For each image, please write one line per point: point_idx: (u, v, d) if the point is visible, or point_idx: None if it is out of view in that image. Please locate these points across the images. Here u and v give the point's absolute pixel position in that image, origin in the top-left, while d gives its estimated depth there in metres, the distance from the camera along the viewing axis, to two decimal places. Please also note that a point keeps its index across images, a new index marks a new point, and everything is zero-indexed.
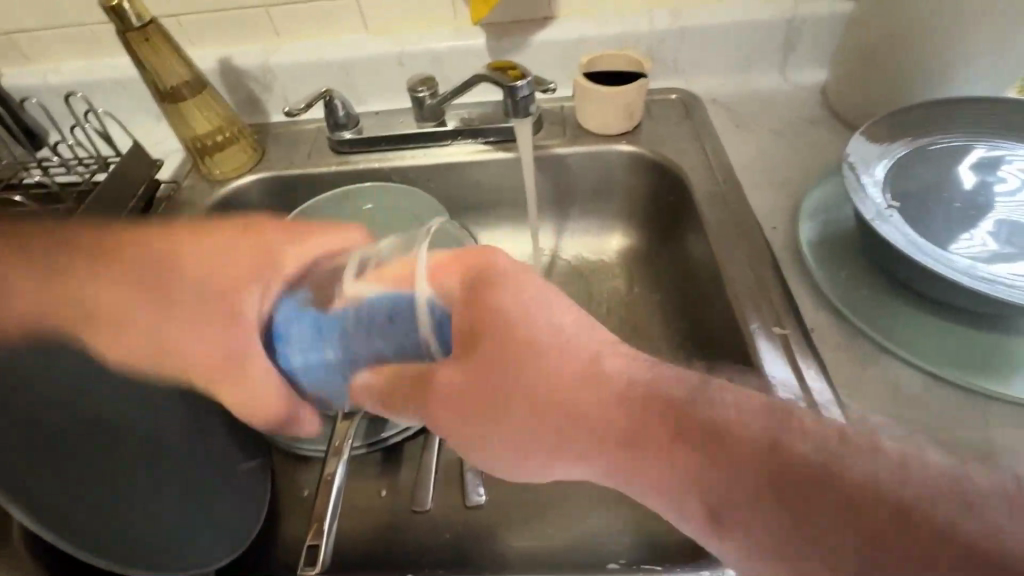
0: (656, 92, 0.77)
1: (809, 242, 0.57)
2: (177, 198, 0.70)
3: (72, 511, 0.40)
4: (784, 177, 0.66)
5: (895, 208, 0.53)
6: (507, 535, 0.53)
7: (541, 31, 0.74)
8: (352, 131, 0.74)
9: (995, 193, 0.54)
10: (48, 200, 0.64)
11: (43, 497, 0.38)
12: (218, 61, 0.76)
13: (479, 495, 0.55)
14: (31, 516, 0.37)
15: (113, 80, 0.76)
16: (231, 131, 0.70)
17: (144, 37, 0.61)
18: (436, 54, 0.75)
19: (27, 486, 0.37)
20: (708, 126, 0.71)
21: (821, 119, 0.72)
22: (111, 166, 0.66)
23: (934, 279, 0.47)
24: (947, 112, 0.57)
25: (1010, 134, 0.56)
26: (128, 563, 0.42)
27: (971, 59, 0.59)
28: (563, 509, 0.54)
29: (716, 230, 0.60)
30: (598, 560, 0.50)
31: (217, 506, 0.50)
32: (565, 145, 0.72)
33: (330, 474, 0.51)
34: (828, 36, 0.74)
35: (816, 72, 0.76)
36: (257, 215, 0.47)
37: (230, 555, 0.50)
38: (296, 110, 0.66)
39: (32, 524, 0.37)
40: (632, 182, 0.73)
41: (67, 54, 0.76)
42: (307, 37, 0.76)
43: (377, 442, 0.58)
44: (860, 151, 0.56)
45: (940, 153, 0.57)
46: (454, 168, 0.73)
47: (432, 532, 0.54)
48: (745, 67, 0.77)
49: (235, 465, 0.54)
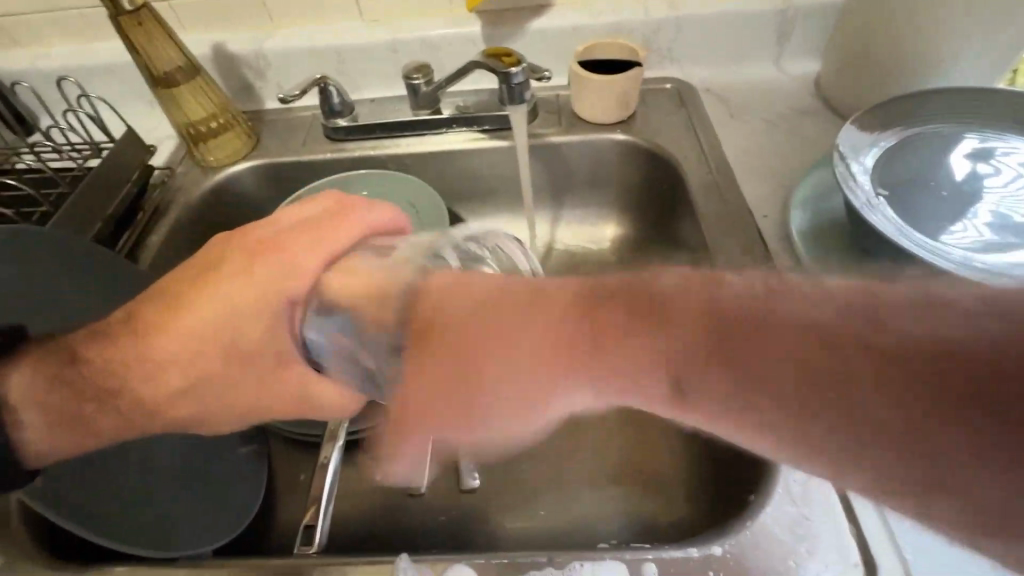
0: (651, 81, 0.77)
1: (800, 231, 0.58)
2: (172, 185, 0.70)
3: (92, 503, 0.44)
4: (776, 167, 0.66)
5: (884, 197, 0.53)
6: (499, 517, 0.54)
7: (536, 18, 0.74)
8: (347, 118, 0.74)
9: (987, 183, 0.54)
10: (42, 185, 0.64)
11: (70, 493, 0.43)
12: (211, 46, 0.76)
13: (473, 480, 0.56)
14: (56, 511, 0.41)
15: (106, 65, 0.75)
16: (225, 117, 0.70)
17: (137, 22, 0.61)
18: (431, 41, 0.75)
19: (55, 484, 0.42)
20: (703, 115, 0.72)
21: (814, 108, 0.73)
22: (104, 152, 0.66)
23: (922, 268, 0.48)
24: (940, 102, 0.58)
25: (999, 124, 0.57)
26: (148, 548, 0.44)
27: (962, 52, 0.60)
28: (555, 492, 0.55)
29: (709, 218, 0.61)
30: (589, 540, 0.52)
31: (215, 487, 0.51)
32: (560, 134, 0.72)
33: (325, 458, 0.52)
34: (822, 25, 0.74)
35: (810, 62, 0.77)
36: (253, 238, 0.45)
37: (234, 531, 0.51)
38: (291, 96, 0.66)
39: (59, 519, 0.41)
40: (626, 170, 0.74)
41: (59, 38, 0.76)
42: (302, 23, 0.76)
43: (375, 427, 0.58)
44: (851, 141, 0.56)
45: (933, 144, 0.57)
46: (449, 155, 0.73)
47: (427, 515, 0.55)
48: (740, 57, 0.77)
49: (233, 451, 0.54)
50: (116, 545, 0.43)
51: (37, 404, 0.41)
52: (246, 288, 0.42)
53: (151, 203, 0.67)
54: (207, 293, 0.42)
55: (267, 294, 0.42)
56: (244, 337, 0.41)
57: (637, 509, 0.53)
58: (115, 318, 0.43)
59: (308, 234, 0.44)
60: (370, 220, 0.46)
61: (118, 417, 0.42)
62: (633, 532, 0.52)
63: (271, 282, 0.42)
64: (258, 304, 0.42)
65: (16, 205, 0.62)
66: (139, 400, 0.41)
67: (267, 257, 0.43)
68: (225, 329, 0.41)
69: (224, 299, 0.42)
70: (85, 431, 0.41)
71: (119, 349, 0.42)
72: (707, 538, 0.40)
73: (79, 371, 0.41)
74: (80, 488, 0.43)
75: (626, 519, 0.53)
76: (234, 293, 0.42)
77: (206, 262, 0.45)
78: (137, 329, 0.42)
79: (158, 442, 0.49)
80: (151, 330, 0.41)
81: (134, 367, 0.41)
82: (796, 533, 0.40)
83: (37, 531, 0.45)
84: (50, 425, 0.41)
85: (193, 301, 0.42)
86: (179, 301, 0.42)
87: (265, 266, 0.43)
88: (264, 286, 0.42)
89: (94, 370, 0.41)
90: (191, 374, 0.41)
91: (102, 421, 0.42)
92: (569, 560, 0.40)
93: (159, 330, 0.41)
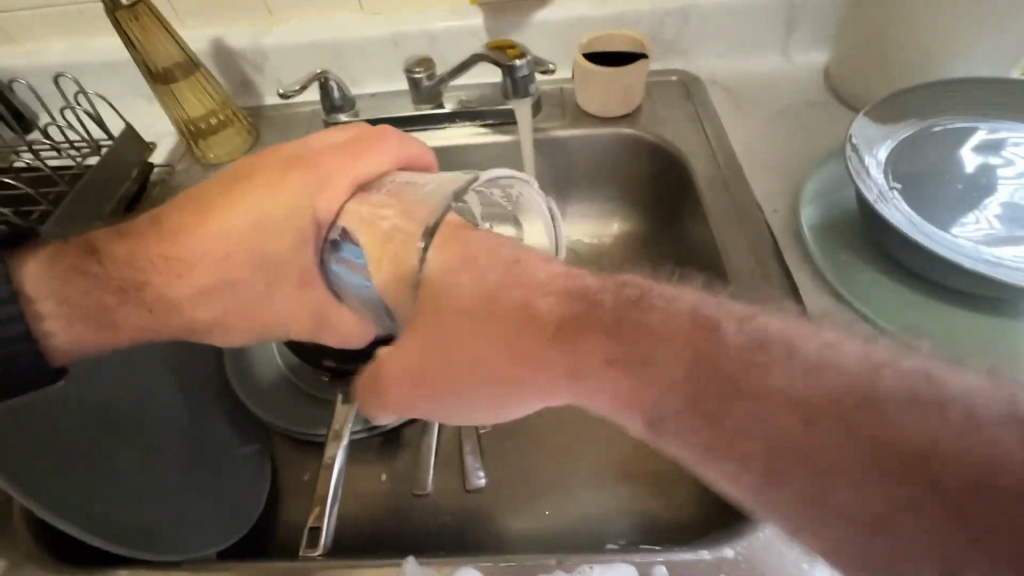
0: (657, 73, 0.76)
1: (810, 226, 0.57)
2: (172, 182, 0.69)
3: (93, 505, 0.43)
4: (784, 161, 0.65)
5: (897, 189, 0.52)
6: (506, 519, 0.53)
7: (540, 10, 0.72)
8: (347, 113, 0.73)
9: (1000, 175, 0.53)
10: (39, 183, 0.63)
11: (66, 495, 0.42)
12: (209, 41, 0.75)
13: (479, 479, 0.55)
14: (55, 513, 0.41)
15: (104, 61, 0.74)
16: (224, 113, 0.69)
17: (132, 17, 0.60)
18: (432, 34, 0.74)
19: (52, 484, 0.42)
20: (709, 108, 0.70)
21: (823, 100, 0.71)
22: (102, 149, 0.65)
23: (935, 262, 0.47)
24: (950, 94, 0.57)
25: (1015, 115, 0.56)
26: (150, 548, 0.44)
27: (975, 41, 0.59)
28: (562, 491, 0.54)
29: (716, 214, 0.60)
30: (596, 542, 0.51)
31: (219, 486, 0.51)
32: (564, 128, 0.71)
33: (330, 458, 0.51)
34: (830, 16, 0.73)
35: (818, 52, 0.75)
36: (292, 156, 0.46)
37: (239, 533, 0.50)
38: (291, 91, 0.65)
39: (57, 521, 0.40)
40: (632, 163, 0.72)
41: (56, 34, 0.75)
42: (301, 18, 0.75)
43: (378, 427, 0.57)
44: (862, 132, 0.55)
45: (944, 135, 0.56)
46: (452, 150, 0.72)
47: (432, 515, 0.54)
48: (747, 49, 0.76)
49: (235, 451, 0.54)
50: (116, 545, 0.42)
51: (58, 293, 0.43)
52: (282, 201, 0.44)
53: (151, 201, 0.67)
54: (247, 195, 0.45)
55: (293, 210, 0.43)
56: (279, 261, 0.44)
57: (644, 509, 0.53)
58: (138, 224, 0.46)
59: (339, 155, 0.45)
60: (394, 153, 0.45)
61: (138, 313, 0.44)
62: (640, 532, 0.52)
63: (300, 198, 0.44)
64: (281, 214, 0.44)
65: (15, 204, 0.62)
66: (159, 304, 0.44)
67: (299, 172, 0.45)
68: (255, 238, 0.44)
69: (260, 210, 0.44)
70: (106, 324, 0.44)
71: (147, 248, 0.45)
72: (718, 541, 0.39)
73: (102, 269, 0.44)
74: (79, 480, 0.43)
75: (633, 520, 0.52)
76: (271, 199, 0.44)
77: (238, 173, 0.47)
78: (171, 228, 0.45)
79: (156, 435, 0.50)
80: (184, 228, 0.45)
81: (163, 260, 0.44)
82: None
83: (42, 533, 0.45)
84: (70, 312, 0.44)
85: (239, 198, 0.45)
86: (213, 196, 0.45)
87: (296, 178, 0.45)
88: (295, 208, 0.43)
89: (118, 266, 0.44)
90: (211, 277, 0.44)
91: (123, 313, 0.44)
92: (578, 562, 0.39)
93: (186, 234, 0.44)
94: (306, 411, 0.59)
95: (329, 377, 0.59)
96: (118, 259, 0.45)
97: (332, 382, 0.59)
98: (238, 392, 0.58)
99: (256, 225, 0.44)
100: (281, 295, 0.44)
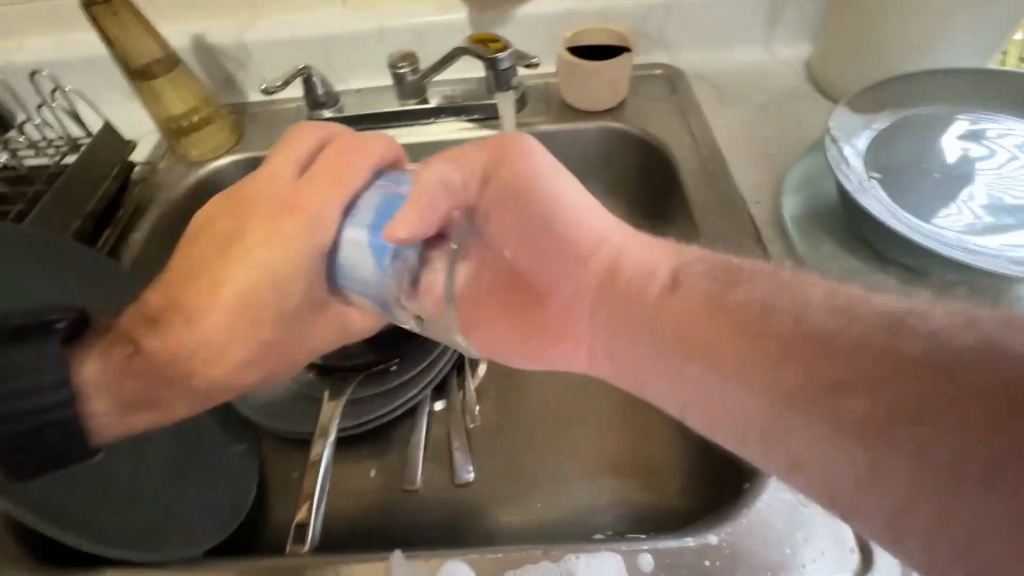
0: (641, 67, 0.76)
1: (793, 216, 0.57)
2: (154, 180, 0.68)
3: (77, 506, 0.43)
4: (767, 152, 0.66)
5: (876, 179, 0.53)
6: (496, 511, 0.54)
7: (522, 5, 0.72)
8: (332, 109, 0.72)
9: (977, 163, 0.54)
10: (17, 182, 0.62)
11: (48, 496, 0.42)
12: (189, 37, 0.74)
13: (468, 473, 0.55)
14: (38, 515, 0.40)
15: (83, 58, 0.73)
16: (207, 111, 0.68)
17: (110, 12, 0.60)
18: (416, 29, 0.73)
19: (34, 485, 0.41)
20: (694, 101, 0.71)
21: (806, 92, 0.72)
22: (81, 147, 0.64)
23: (914, 250, 0.48)
24: (928, 85, 0.57)
25: (994, 107, 0.57)
26: (137, 548, 0.43)
27: (952, 32, 0.60)
28: (551, 483, 0.55)
29: (701, 205, 0.61)
30: (585, 532, 0.52)
31: (205, 485, 0.51)
32: (550, 122, 0.71)
33: (316, 455, 0.51)
34: (811, 9, 0.73)
35: (801, 45, 0.76)
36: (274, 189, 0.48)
37: (227, 531, 0.50)
38: (273, 87, 0.65)
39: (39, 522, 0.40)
40: (618, 157, 0.72)
41: (32, 31, 0.73)
42: (283, 13, 0.74)
43: (367, 422, 0.55)
44: (842, 122, 0.56)
45: (924, 125, 0.57)
46: (438, 145, 0.71)
47: (421, 509, 0.54)
48: (730, 42, 0.76)
49: (222, 449, 0.54)
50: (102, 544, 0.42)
51: (106, 391, 0.42)
52: (286, 260, 0.45)
53: (132, 200, 0.66)
54: (248, 259, 0.45)
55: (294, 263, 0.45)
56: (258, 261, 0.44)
57: (632, 499, 0.53)
58: (149, 305, 0.46)
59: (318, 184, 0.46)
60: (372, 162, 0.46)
61: (189, 398, 0.46)
62: (629, 522, 0.52)
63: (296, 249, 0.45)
64: (281, 265, 0.45)
65: None
66: (207, 381, 0.46)
67: (289, 219, 0.45)
68: (275, 298, 0.46)
69: (264, 266, 0.45)
70: (160, 412, 0.45)
71: (177, 332, 0.45)
72: (703, 527, 0.40)
73: (148, 354, 0.45)
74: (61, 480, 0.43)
75: (622, 511, 0.53)
76: (268, 255, 0.45)
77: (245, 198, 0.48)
78: (186, 309, 0.45)
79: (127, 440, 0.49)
80: (198, 307, 0.45)
81: (197, 342, 0.45)
82: (793, 521, 0.40)
83: (22, 534, 0.45)
84: (111, 407, 0.42)
85: (239, 256, 0.46)
86: (214, 262, 0.46)
87: (288, 226, 0.45)
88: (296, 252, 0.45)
89: (161, 356, 0.45)
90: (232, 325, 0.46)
91: (177, 403, 0.46)
92: (565, 552, 0.39)
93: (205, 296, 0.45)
94: (296, 409, 0.58)
95: (316, 374, 0.58)
96: (157, 347, 0.45)
97: (319, 379, 0.58)
98: (230, 398, 0.57)
99: (270, 283, 0.45)
100: (306, 329, 0.48)
